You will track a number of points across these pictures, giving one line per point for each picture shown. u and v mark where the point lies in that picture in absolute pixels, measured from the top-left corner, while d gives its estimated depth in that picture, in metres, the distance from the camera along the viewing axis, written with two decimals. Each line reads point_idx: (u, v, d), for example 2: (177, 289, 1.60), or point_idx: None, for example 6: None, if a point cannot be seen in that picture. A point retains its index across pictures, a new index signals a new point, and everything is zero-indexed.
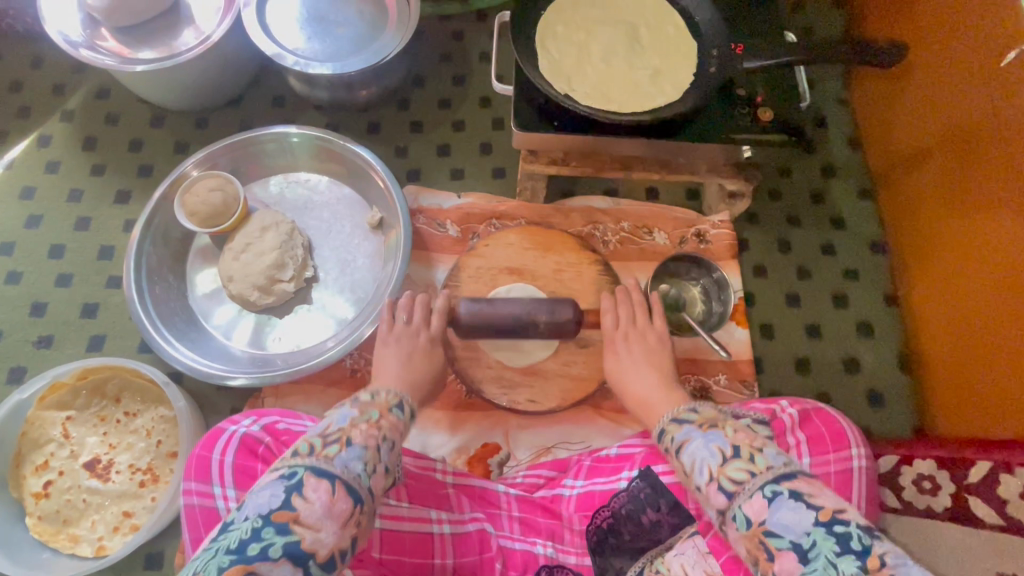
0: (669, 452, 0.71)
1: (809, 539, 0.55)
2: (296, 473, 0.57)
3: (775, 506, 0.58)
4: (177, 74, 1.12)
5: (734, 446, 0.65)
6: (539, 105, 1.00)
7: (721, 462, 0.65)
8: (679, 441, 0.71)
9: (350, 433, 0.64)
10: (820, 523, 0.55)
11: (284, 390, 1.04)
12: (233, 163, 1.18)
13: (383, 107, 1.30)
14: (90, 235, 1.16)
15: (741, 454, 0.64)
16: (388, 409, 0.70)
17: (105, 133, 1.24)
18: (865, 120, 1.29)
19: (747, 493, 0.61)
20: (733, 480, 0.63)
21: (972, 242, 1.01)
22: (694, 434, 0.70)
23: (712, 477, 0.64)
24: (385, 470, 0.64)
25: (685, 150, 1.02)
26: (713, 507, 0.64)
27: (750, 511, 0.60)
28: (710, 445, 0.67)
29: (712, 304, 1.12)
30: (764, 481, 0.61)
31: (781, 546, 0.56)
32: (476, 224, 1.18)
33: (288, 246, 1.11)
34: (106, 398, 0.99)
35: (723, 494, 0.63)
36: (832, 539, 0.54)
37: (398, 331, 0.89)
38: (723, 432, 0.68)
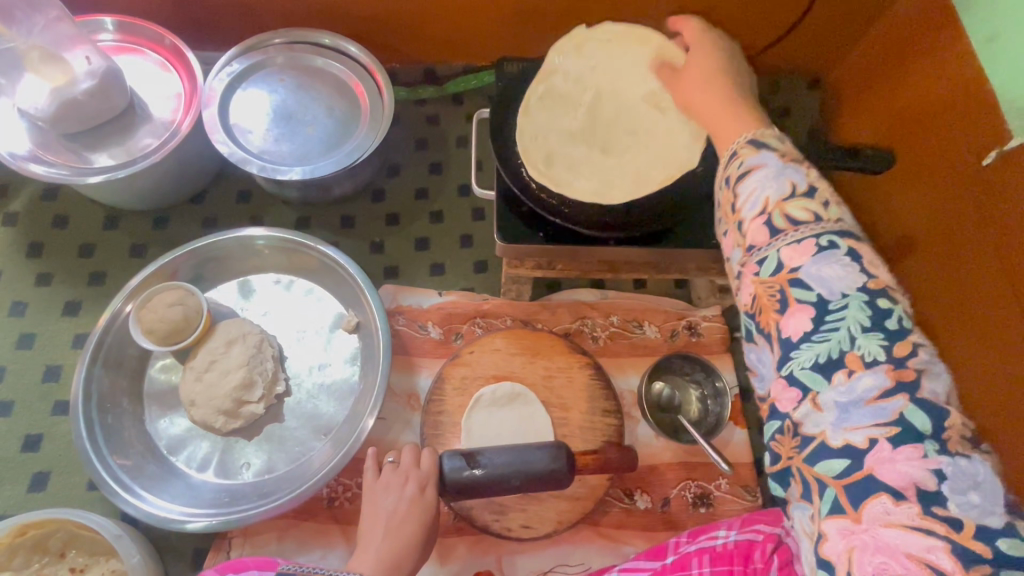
0: (732, 178, 0.67)
1: (841, 300, 0.55)
2: None
3: (819, 258, 0.57)
4: (133, 179, 1.05)
5: (810, 187, 0.61)
6: (523, 215, 0.96)
7: (784, 197, 0.62)
8: (748, 165, 0.66)
9: None
10: (863, 291, 0.55)
11: (253, 529, 0.95)
12: (195, 269, 1.10)
13: (357, 199, 1.25)
14: (34, 354, 1.06)
15: (813, 196, 0.61)
16: None
17: (53, 238, 1.15)
18: (847, 199, 1.29)
19: (796, 236, 0.59)
20: (789, 217, 0.61)
21: (961, 336, 0.99)
22: (767, 162, 0.65)
23: (765, 210, 0.62)
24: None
25: (675, 255, 0.99)
26: (749, 240, 0.63)
27: (786, 255, 0.59)
28: (780, 180, 0.63)
29: (707, 403, 1.08)
30: (824, 230, 0.59)
31: (802, 297, 0.57)
32: (459, 325, 1.12)
33: (256, 360, 1.03)
34: (48, 553, 0.88)
35: (767, 228, 0.61)
36: (867, 311, 0.55)
37: (384, 478, 0.86)
38: (801, 170, 0.63)
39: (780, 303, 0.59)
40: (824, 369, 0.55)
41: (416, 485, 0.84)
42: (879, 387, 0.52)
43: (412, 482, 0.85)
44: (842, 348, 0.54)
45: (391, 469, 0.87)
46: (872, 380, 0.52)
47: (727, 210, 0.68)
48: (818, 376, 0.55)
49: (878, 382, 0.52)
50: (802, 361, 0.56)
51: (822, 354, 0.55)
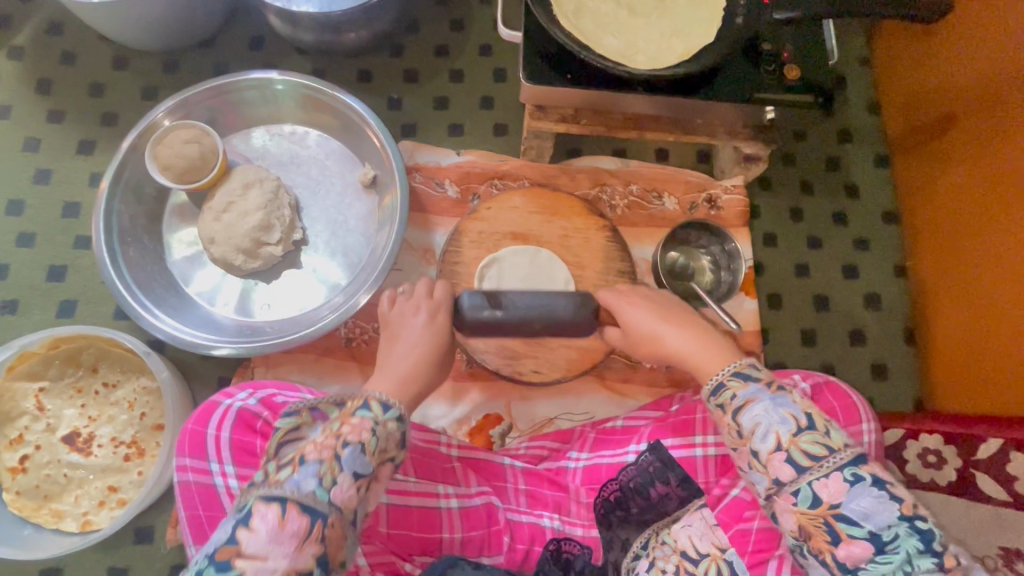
0: (728, 409, 0.63)
1: (890, 532, 0.53)
2: (244, 506, 0.56)
3: (855, 494, 0.55)
4: (140, 7, 0.99)
5: (809, 417, 0.59)
6: (550, 56, 0.91)
7: (794, 432, 0.58)
8: (742, 399, 0.63)
9: (304, 450, 0.60)
10: (904, 518, 0.54)
11: (275, 361, 0.99)
12: (209, 112, 1.07)
13: (374, 53, 1.19)
14: (52, 190, 1.06)
15: (816, 426, 0.58)
16: (352, 414, 0.63)
17: (61, 75, 1.11)
18: (885, 80, 1.23)
19: (824, 472, 0.56)
20: (806, 454, 0.57)
21: (985, 215, 0.99)
22: (759, 395, 0.62)
23: (780, 446, 0.58)
24: (351, 476, 0.59)
25: (703, 109, 0.95)
26: (770, 478, 0.59)
27: (823, 490, 0.56)
28: (780, 412, 0.60)
29: (721, 272, 1.09)
30: (843, 461, 0.56)
31: (853, 533, 0.54)
32: (476, 185, 1.11)
33: (274, 206, 1.03)
34: (81, 368, 0.93)
35: (792, 467, 0.57)
36: (914, 535, 0.53)
37: (399, 308, 0.82)
38: (794, 398, 0.61)
39: (829, 535, 0.55)
40: None
41: (432, 313, 0.81)
42: None
43: (423, 310, 0.81)
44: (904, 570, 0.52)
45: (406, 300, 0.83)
46: None
47: (734, 446, 0.63)
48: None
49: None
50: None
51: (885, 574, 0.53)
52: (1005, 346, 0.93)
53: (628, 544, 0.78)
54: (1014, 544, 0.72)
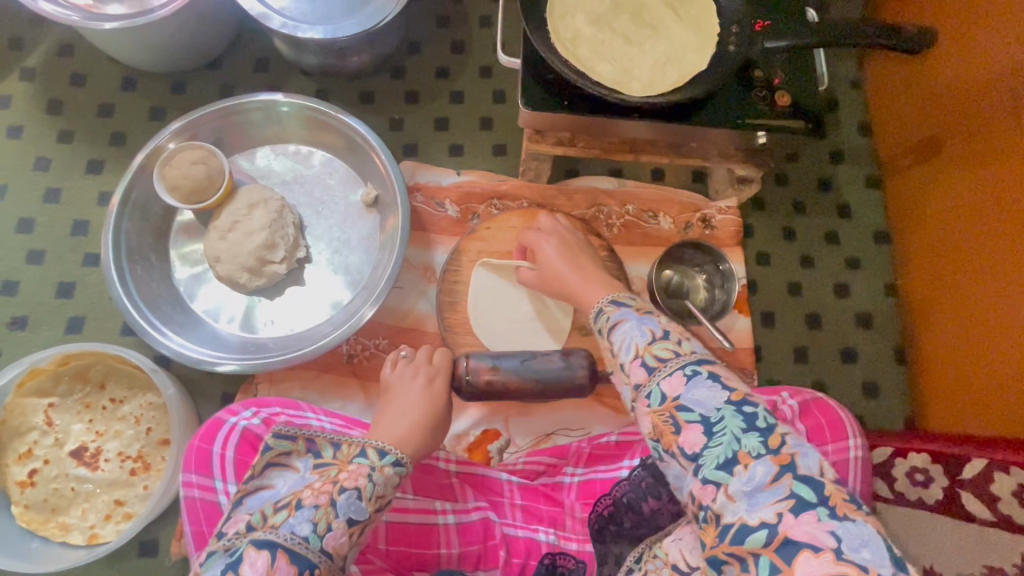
0: (605, 332, 0.70)
1: (719, 414, 0.57)
2: (236, 550, 0.58)
3: (691, 384, 0.59)
4: (150, 32, 1.02)
5: (664, 330, 0.65)
6: (548, 82, 0.94)
7: (648, 342, 0.64)
8: (614, 321, 0.70)
9: (300, 495, 0.63)
10: (732, 404, 0.57)
11: (278, 377, 1.01)
12: (215, 133, 1.10)
13: (377, 75, 1.22)
14: (61, 209, 1.08)
15: (669, 338, 0.64)
16: (350, 461, 0.67)
17: (72, 96, 1.14)
18: (876, 102, 1.26)
19: (667, 370, 0.61)
20: (657, 357, 0.63)
21: (971, 235, 1.01)
22: (628, 317, 0.69)
23: (637, 354, 0.64)
24: (345, 522, 0.62)
25: (697, 134, 0.98)
26: (632, 384, 0.64)
27: (668, 386, 0.60)
28: (642, 327, 0.66)
29: (715, 291, 1.10)
30: (685, 361, 0.61)
31: (690, 419, 0.57)
32: (476, 205, 1.13)
33: (278, 225, 1.05)
34: (89, 384, 0.95)
35: (644, 369, 0.62)
36: (739, 416, 0.56)
37: (398, 370, 0.87)
38: (656, 319, 0.68)
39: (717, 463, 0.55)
40: (727, 463, 0.54)
41: (440, 381, 0.86)
42: (770, 474, 0.52)
43: (423, 374, 0.85)
44: (734, 447, 0.55)
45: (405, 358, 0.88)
46: (763, 470, 0.53)
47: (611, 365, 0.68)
48: (722, 471, 0.54)
49: (769, 470, 0.53)
50: (710, 462, 0.55)
51: (725, 453, 0.55)
52: (997, 369, 0.94)
53: (621, 559, 0.79)
54: (998, 562, 0.73)
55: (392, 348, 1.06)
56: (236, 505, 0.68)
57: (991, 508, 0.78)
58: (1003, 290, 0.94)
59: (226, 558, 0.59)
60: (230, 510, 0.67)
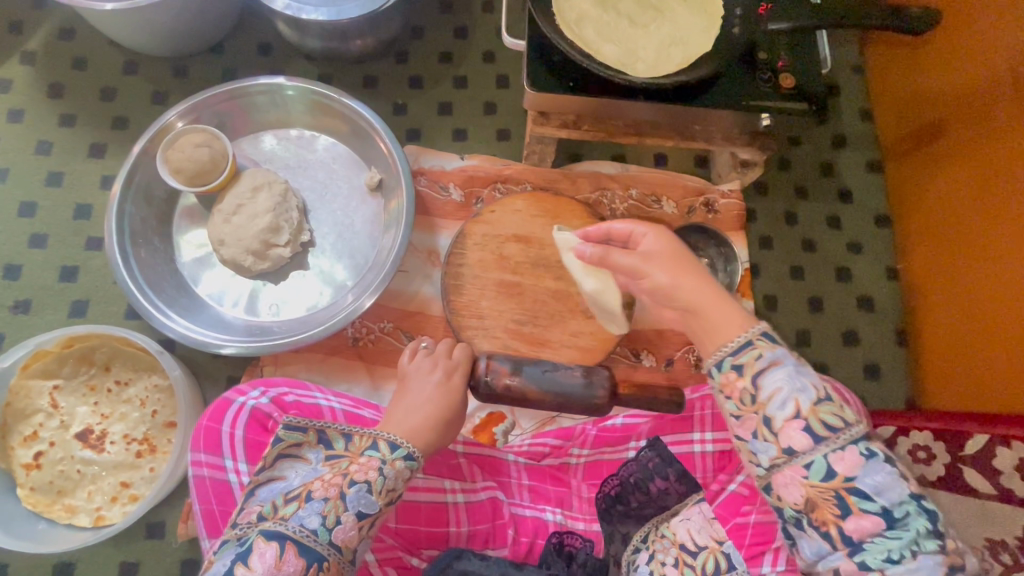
0: (749, 371, 0.58)
1: (901, 509, 0.53)
2: (247, 540, 0.59)
3: (871, 467, 0.53)
4: (153, 14, 1.02)
5: (828, 389, 0.56)
6: (553, 64, 0.94)
7: (814, 401, 0.55)
8: (767, 360, 0.58)
9: (310, 487, 0.63)
10: (912, 497, 0.53)
11: (284, 360, 1.01)
12: (218, 117, 1.09)
13: (379, 60, 1.22)
14: (64, 193, 1.08)
15: (834, 399, 0.56)
16: (361, 453, 0.67)
17: (73, 79, 1.13)
18: (877, 87, 1.26)
19: (841, 443, 0.54)
20: (824, 424, 0.54)
21: (973, 217, 1.02)
22: (783, 361, 0.58)
23: (799, 415, 0.55)
24: (355, 516, 0.62)
25: (701, 117, 0.98)
26: (782, 445, 0.55)
27: (839, 464, 0.54)
28: (801, 380, 0.56)
29: (718, 275, 1.11)
30: (859, 436, 0.54)
31: (865, 506, 0.53)
32: (480, 188, 1.13)
33: (282, 208, 1.05)
34: (94, 366, 0.95)
35: (808, 436, 0.54)
36: (923, 515, 0.53)
37: (416, 362, 0.82)
38: (811, 371, 0.58)
39: (839, 507, 0.53)
40: (893, 557, 0.52)
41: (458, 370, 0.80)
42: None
43: (441, 368, 0.80)
44: (910, 547, 0.52)
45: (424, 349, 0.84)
46: (935, 568, 0.51)
47: (742, 410, 0.58)
48: (888, 563, 0.52)
49: (939, 569, 0.51)
50: (876, 550, 0.52)
51: (895, 549, 0.52)
52: (998, 348, 0.94)
53: (628, 538, 0.80)
54: (1000, 536, 0.75)
55: (397, 331, 1.06)
56: (246, 497, 0.68)
57: (992, 483, 0.79)
58: (1004, 270, 0.95)
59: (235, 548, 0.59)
60: (243, 502, 0.66)
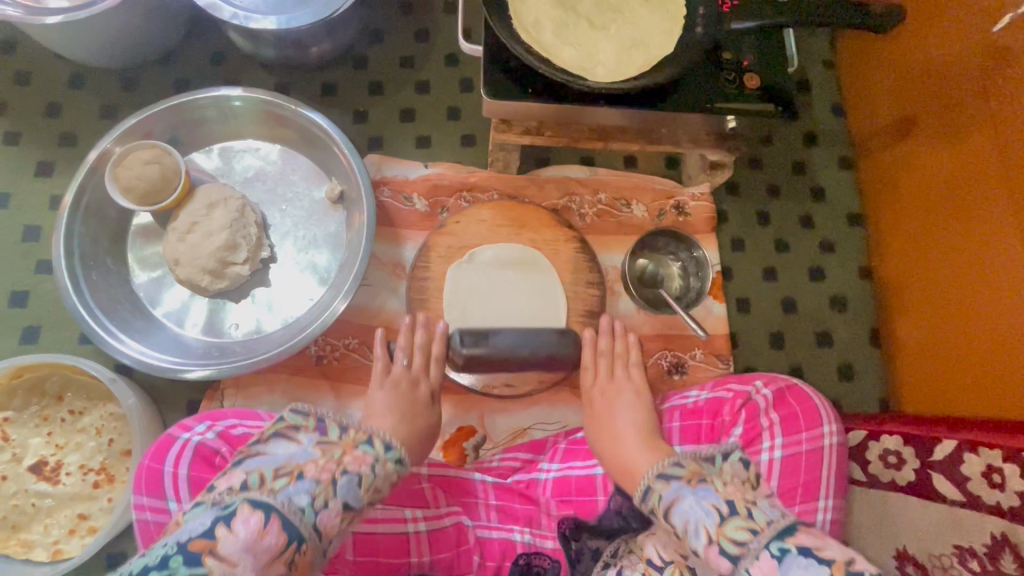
0: (658, 513, 0.66)
1: None
2: (230, 505, 0.53)
3: (785, 567, 0.54)
4: (94, 27, 0.97)
5: (729, 503, 0.61)
6: (512, 70, 0.91)
7: (719, 523, 0.60)
8: (667, 501, 0.65)
9: (303, 467, 0.60)
10: (825, 566, 0.53)
11: (245, 382, 0.99)
12: (170, 131, 1.06)
13: (339, 66, 1.18)
14: (11, 215, 1.04)
15: (737, 510, 0.60)
16: (355, 446, 0.64)
17: (18, 96, 1.09)
18: (849, 82, 1.24)
19: (754, 556, 0.56)
20: (734, 541, 0.58)
21: (942, 219, 1.01)
22: (682, 492, 0.65)
23: (711, 541, 0.60)
24: (341, 505, 0.59)
25: (666, 120, 0.96)
26: (717, 574, 0.59)
27: (760, 572, 0.55)
28: (703, 502, 0.62)
29: (690, 280, 1.09)
30: (768, 539, 0.57)
31: (726, 551, 0.58)
32: (445, 198, 1.11)
33: (240, 225, 1.02)
34: (47, 396, 0.92)
35: (726, 559, 0.58)
36: (781, 550, 0.56)
37: (406, 335, 0.91)
38: (714, 488, 0.63)
39: None
40: None
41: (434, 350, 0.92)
42: None
43: (422, 349, 0.91)
44: (750, 563, 0.56)
45: (407, 329, 0.92)
46: None
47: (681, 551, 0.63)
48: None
49: None
50: None
51: None
52: (971, 353, 0.94)
53: (597, 554, 0.80)
54: (968, 543, 0.75)
55: (363, 348, 1.04)
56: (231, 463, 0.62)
57: (960, 488, 0.78)
58: (971, 273, 0.95)
59: (197, 525, 0.52)
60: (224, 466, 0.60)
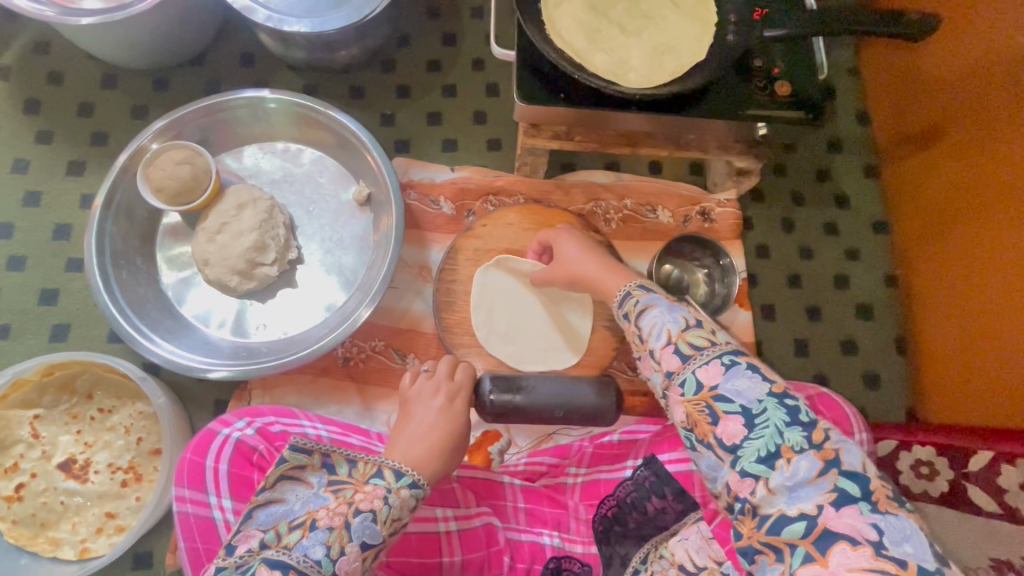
0: (632, 316, 0.69)
1: (760, 405, 0.54)
2: (252, 567, 0.58)
3: (731, 374, 0.57)
4: (129, 28, 0.98)
5: (697, 318, 0.63)
6: (544, 74, 0.92)
7: (683, 329, 0.62)
8: (643, 304, 0.68)
9: (315, 515, 0.62)
10: (772, 394, 0.55)
11: (272, 383, 0.99)
12: (200, 132, 1.06)
13: (366, 69, 1.19)
14: (42, 213, 1.05)
15: (704, 326, 0.62)
16: (366, 481, 0.65)
17: (50, 95, 1.10)
18: (874, 90, 1.24)
19: (704, 358, 0.59)
20: (691, 345, 0.60)
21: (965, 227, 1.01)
22: (658, 304, 0.68)
23: (670, 340, 0.62)
24: (359, 547, 0.60)
25: (696, 126, 0.96)
26: (663, 372, 0.62)
27: (703, 375, 0.58)
28: (674, 314, 0.65)
29: (715, 286, 1.09)
30: (722, 351, 0.59)
31: (729, 409, 0.55)
32: (471, 201, 1.11)
33: (268, 226, 1.02)
34: (77, 394, 0.92)
35: (677, 356, 0.60)
36: (783, 410, 0.54)
37: (418, 384, 0.81)
38: (686, 308, 0.66)
39: (709, 416, 0.56)
40: (767, 458, 0.52)
41: (453, 394, 0.80)
42: (814, 468, 0.50)
43: (443, 392, 0.80)
44: (775, 441, 0.53)
45: (424, 375, 0.83)
46: (807, 463, 0.51)
47: (637, 350, 0.67)
48: (762, 465, 0.52)
49: (812, 463, 0.51)
50: (750, 454, 0.53)
51: (763, 447, 0.53)
52: (997, 363, 0.93)
53: (627, 560, 0.78)
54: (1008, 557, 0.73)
55: (389, 350, 1.03)
56: (245, 518, 0.66)
57: (997, 500, 0.77)
58: (998, 288, 0.94)
59: None
60: (240, 525, 0.65)
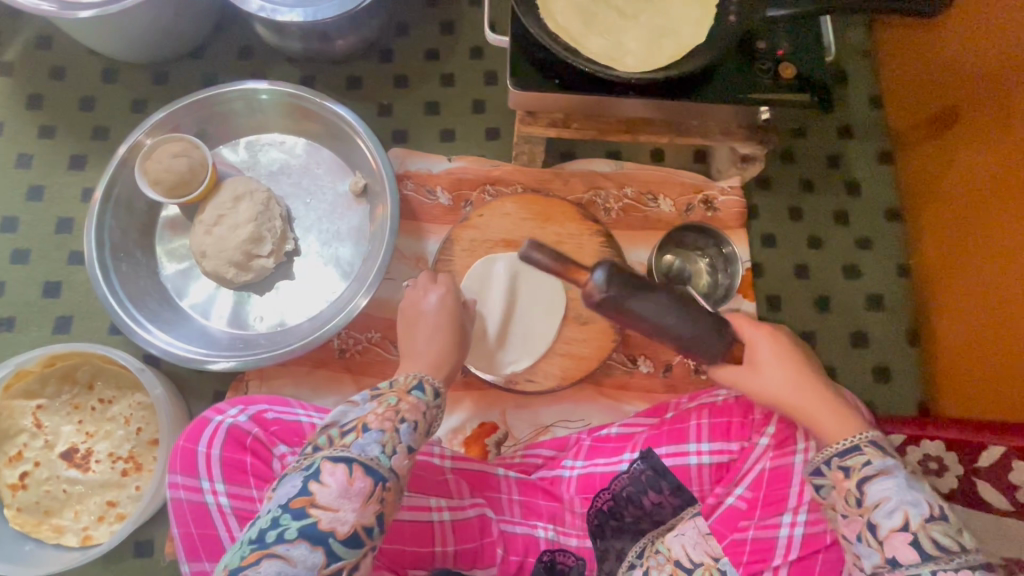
0: (855, 475, 0.63)
1: None
2: (314, 462, 0.57)
3: None
4: (125, 22, 0.98)
5: (944, 509, 0.59)
6: (539, 61, 0.90)
7: (924, 519, 0.58)
8: (875, 468, 0.62)
9: (366, 419, 0.61)
10: None
11: (269, 375, 1.00)
12: (198, 124, 1.07)
13: (364, 59, 1.18)
14: (45, 207, 1.06)
15: (951, 521, 0.58)
16: (408, 392, 0.65)
17: (51, 90, 1.11)
18: (887, 72, 1.19)
19: (952, 566, 0.56)
20: (937, 544, 0.57)
21: (977, 215, 0.98)
22: (893, 472, 0.62)
23: (908, 529, 0.58)
24: (407, 449, 0.61)
25: (697, 112, 0.93)
26: (886, 555, 0.59)
27: None
28: (916, 497, 0.60)
29: (718, 277, 1.06)
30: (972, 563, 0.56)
31: None
32: (468, 191, 1.09)
33: (265, 217, 1.02)
34: (78, 385, 0.94)
35: (916, 550, 0.57)
36: None
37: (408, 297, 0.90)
38: (924, 487, 0.61)
39: None
40: None
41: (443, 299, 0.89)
42: None
43: (433, 293, 0.89)
44: None
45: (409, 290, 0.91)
46: None
47: (847, 511, 0.63)
48: None
49: None
50: None
51: None
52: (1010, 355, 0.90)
53: (622, 554, 0.79)
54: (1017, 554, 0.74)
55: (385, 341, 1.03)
56: None
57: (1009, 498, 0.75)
58: (1011, 284, 0.91)
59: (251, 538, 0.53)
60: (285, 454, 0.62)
